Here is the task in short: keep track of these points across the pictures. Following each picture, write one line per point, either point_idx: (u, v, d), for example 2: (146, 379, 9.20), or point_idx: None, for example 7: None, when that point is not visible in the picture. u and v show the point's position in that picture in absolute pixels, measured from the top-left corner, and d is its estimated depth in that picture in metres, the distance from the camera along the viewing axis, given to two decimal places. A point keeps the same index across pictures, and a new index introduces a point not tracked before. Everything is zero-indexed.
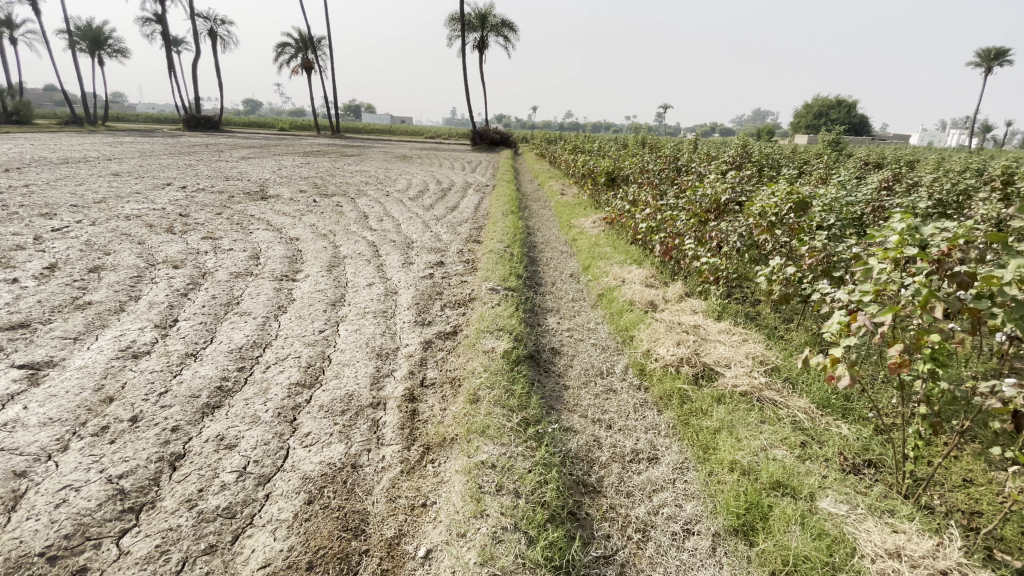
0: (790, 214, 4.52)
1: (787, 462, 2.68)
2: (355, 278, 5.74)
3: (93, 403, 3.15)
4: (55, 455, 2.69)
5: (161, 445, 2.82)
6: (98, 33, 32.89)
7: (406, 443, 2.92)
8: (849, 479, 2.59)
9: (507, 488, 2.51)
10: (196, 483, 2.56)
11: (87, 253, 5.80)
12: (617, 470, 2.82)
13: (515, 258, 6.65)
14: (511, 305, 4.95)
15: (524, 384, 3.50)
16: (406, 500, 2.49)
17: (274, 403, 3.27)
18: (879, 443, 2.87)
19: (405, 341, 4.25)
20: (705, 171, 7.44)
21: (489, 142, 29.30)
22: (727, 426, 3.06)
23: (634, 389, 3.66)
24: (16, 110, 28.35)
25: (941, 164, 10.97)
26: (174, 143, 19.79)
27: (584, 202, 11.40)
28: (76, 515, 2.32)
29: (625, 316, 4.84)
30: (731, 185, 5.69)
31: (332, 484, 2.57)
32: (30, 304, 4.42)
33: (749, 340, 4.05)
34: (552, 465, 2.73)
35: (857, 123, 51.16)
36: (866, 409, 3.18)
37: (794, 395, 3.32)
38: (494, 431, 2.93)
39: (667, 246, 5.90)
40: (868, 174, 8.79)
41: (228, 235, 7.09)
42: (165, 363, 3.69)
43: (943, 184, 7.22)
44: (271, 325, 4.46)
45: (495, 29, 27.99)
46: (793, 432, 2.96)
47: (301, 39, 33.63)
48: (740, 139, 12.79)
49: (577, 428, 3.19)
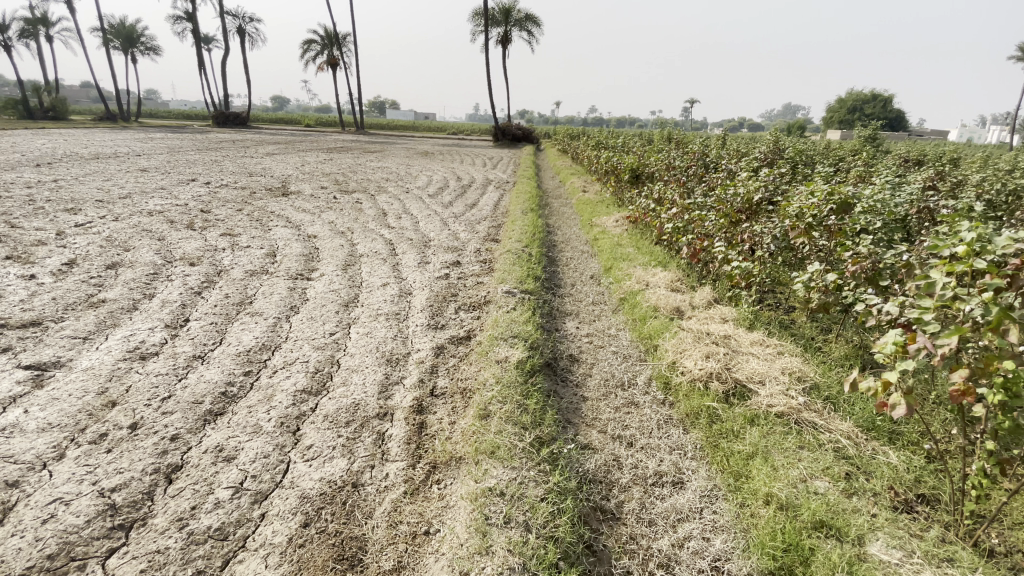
0: (830, 215, 4.21)
1: (831, 498, 2.41)
2: (369, 278, 5.60)
3: (95, 408, 3.05)
4: (50, 465, 2.58)
5: (158, 456, 2.69)
6: (130, 31, 33.62)
7: (411, 460, 2.74)
8: (901, 519, 2.30)
9: (516, 520, 2.30)
10: (189, 499, 2.42)
11: (107, 249, 5.79)
12: (638, 495, 2.60)
13: (534, 258, 6.43)
14: (528, 309, 4.75)
15: (539, 398, 3.28)
16: (407, 526, 2.31)
17: (277, 412, 3.12)
18: (932, 475, 2.57)
19: (417, 346, 4.07)
20: (735, 168, 7.10)
21: (512, 138, 29.10)
22: (761, 451, 2.79)
23: (658, 404, 3.42)
24: (53, 106, 29.18)
25: (986, 161, 10.37)
26: (202, 138, 20.15)
27: (607, 200, 11.08)
28: (62, 534, 2.20)
29: (648, 323, 4.58)
30: (765, 182, 5.34)
31: (331, 506, 2.40)
32: (44, 302, 4.37)
33: (784, 353, 3.76)
34: (567, 493, 2.52)
35: (893, 118, 49.27)
36: (917, 435, 2.89)
37: (836, 417, 3.03)
38: (504, 453, 2.72)
39: (695, 248, 5.65)
40: (909, 173, 8.27)
41: (247, 232, 7.04)
42: (172, 366, 3.58)
43: (993, 183, 6.71)
44: (282, 326, 4.34)
45: (520, 24, 27.66)
46: (836, 461, 2.68)
47: (327, 35, 33.72)
48: (771, 137, 12.33)
49: (595, 446, 2.98)
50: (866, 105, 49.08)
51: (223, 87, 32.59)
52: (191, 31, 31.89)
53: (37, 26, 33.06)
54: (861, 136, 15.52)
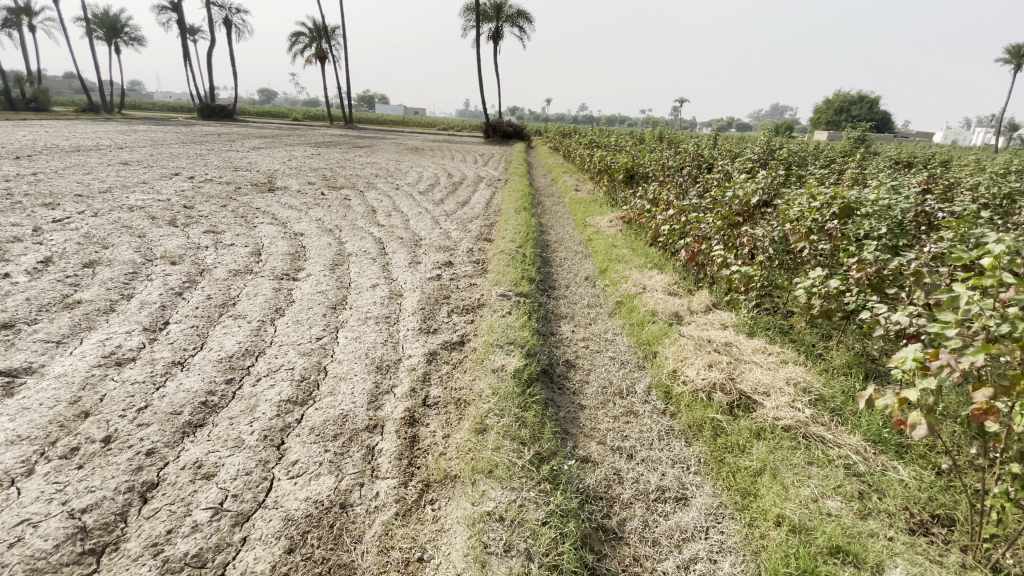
0: (832, 220, 4.16)
1: (846, 520, 2.31)
2: (358, 279, 5.43)
3: (66, 418, 2.86)
4: (18, 481, 2.41)
5: (132, 473, 2.51)
6: (115, 21, 32.90)
7: (403, 478, 2.60)
8: (919, 543, 2.20)
9: (517, 548, 2.17)
10: (165, 522, 2.25)
11: (85, 246, 5.56)
12: (640, 513, 2.49)
13: (528, 259, 6.29)
14: (523, 314, 4.61)
15: (537, 410, 3.15)
16: (400, 553, 2.17)
17: (260, 424, 2.95)
18: (944, 493, 2.49)
19: (408, 352, 3.92)
20: (730, 169, 7.02)
21: (502, 135, 28.93)
22: (769, 467, 2.69)
23: (659, 414, 3.31)
24: (35, 97, 28.39)
25: (977, 165, 10.42)
26: (187, 132, 19.75)
27: (599, 199, 10.98)
28: (29, 559, 2.03)
29: (646, 328, 4.47)
30: (764, 185, 5.29)
31: (317, 529, 2.25)
32: (16, 303, 4.14)
33: (787, 362, 3.66)
34: (569, 515, 2.39)
35: (880, 120, 49.87)
36: (927, 450, 2.80)
37: (844, 431, 2.93)
38: (502, 472, 2.59)
39: (693, 251, 5.55)
40: (902, 175, 8.26)
41: (231, 229, 6.81)
42: (149, 373, 3.39)
43: (987, 187, 6.71)
44: (267, 330, 4.15)
45: (512, 20, 27.44)
46: (848, 479, 2.58)
47: (315, 28, 33.23)
48: (765, 140, 12.31)
49: (595, 459, 2.86)
50: (853, 107, 49.56)
51: (210, 80, 32.07)
52: (177, 22, 31.23)
53: (20, 16, 32.31)
54: (850, 138, 15.63)
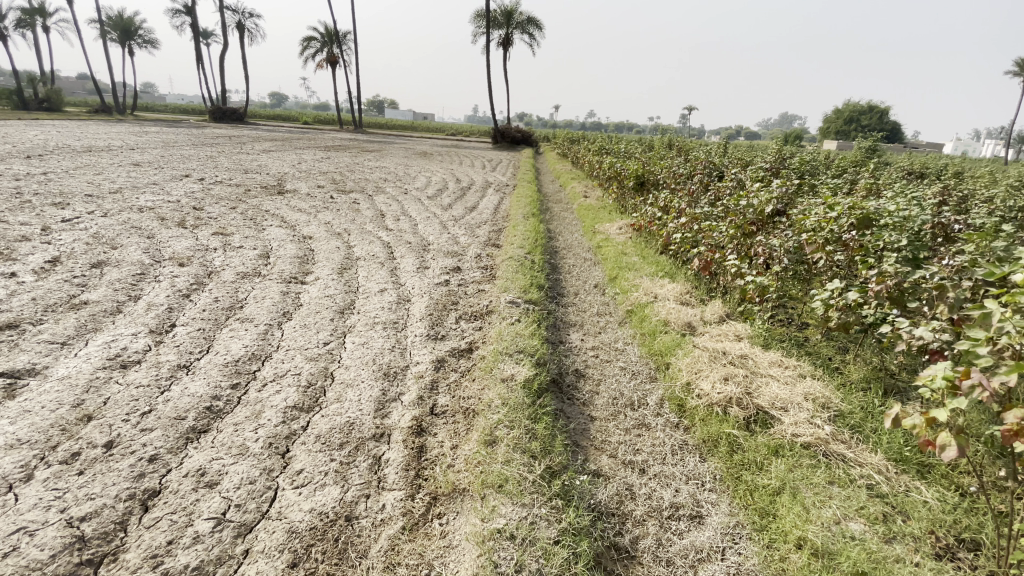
0: (849, 231, 4.05)
1: (871, 544, 2.22)
2: (366, 283, 5.38)
3: (68, 422, 2.82)
4: (16, 487, 2.36)
5: (134, 480, 2.45)
6: (129, 23, 33.24)
7: (410, 490, 2.53)
8: (948, 571, 2.11)
9: (528, 568, 2.09)
10: (165, 533, 2.19)
11: (93, 246, 5.54)
12: (653, 531, 2.41)
13: (537, 266, 6.23)
14: (532, 321, 4.55)
15: (548, 423, 3.08)
16: (407, 569, 2.10)
17: (265, 431, 2.89)
18: (972, 516, 2.39)
19: (415, 359, 3.86)
20: (743, 178, 6.92)
21: (510, 140, 28.92)
22: (788, 487, 2.60)
23: (672, 428, 3.23)
24: (48, 97, 28.58)
25: (992, 177, 10.27)
26: (198, 134, 19.86)
27: (608, 206, 10.90)
28: (24, 570, 1.97)
29: (658, 339, 4.38)
30: (778, 193, 5.19)
31: (322, 543, 2.19)
32: (22, 303, 4.12)
33: (805, 376, 3.57)
34: (580, 533, 2.32)
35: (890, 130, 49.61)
36: (952, 470, 2.70)
37: (865, 449, 2.84)
38: (512, 487, 2.52)
39: (706, 260, 5.47)
40: (916, 186, 8.12)
41: (240, 231, 6.79)
42: (154, 377, 3.35)
43: (1004, 200, 6.58)
44: (273, 334, 4.10)
45: (522, 27, 27.48)
46: (870, 500, 2.50)
47: (326, 32, 33.47)
48: (776, 148, 12.20)
49: (606, 474, 2.78)
50: (863, 117, 49.36)
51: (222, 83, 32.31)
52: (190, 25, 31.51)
53: (36, 18, 32.69)
54: (861, 147, 15.49)
